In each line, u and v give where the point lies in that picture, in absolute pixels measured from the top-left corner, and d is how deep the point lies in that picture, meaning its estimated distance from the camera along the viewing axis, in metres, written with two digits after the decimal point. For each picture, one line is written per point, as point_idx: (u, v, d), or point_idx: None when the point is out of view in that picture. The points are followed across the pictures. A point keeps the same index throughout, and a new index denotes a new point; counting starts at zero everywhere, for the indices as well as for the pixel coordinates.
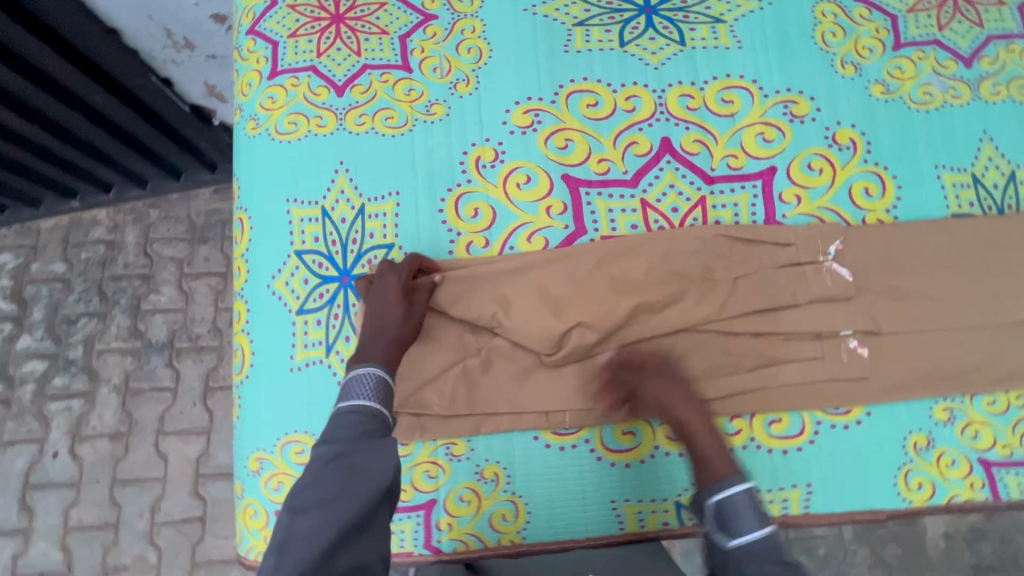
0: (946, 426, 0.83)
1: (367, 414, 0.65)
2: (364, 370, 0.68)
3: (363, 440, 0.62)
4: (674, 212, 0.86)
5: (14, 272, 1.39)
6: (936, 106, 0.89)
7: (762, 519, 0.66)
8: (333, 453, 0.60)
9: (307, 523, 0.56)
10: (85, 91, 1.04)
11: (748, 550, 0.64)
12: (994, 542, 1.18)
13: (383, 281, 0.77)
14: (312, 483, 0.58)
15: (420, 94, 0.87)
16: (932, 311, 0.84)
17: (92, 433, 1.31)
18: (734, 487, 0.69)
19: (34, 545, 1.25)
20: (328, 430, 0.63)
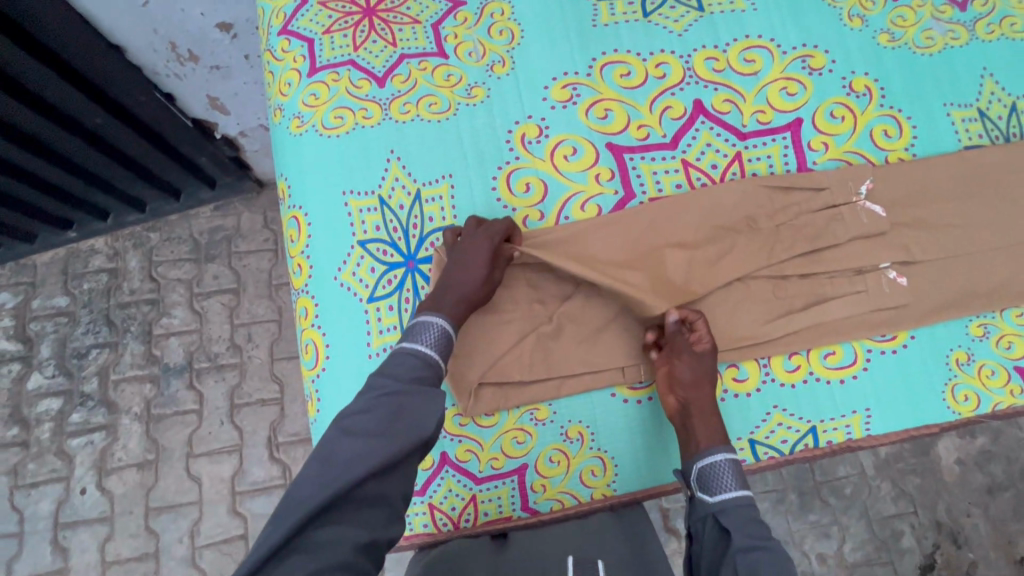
0: (982, 340, 0.86)
1: (426, 362, 0.69)
2: (433, 319, 0.72)
3: (417, 385, 0.66)
4: (713, 168, 0.88)
5: (140, 270, 1.69)
6: (939, 49, 0.93)
7: (742, 483, 0.71)
8: (390, 386, 0.64)
9: (352, 444, 0.59)
10: (89, 114, 1.27)
11: (726, 510, 0.69)
12: (1002, 461, 1.45)
13: (472, 239, 0.77)
14: (367, 408, 0.63)
15: (459, 78, 0.88)
16: (956, 238, 0.87)
17: (118, 464, 1.57)
18: (719, 454, 0.72)
19: (113, 551, 1.51)
20: (389, 363, 0.68)
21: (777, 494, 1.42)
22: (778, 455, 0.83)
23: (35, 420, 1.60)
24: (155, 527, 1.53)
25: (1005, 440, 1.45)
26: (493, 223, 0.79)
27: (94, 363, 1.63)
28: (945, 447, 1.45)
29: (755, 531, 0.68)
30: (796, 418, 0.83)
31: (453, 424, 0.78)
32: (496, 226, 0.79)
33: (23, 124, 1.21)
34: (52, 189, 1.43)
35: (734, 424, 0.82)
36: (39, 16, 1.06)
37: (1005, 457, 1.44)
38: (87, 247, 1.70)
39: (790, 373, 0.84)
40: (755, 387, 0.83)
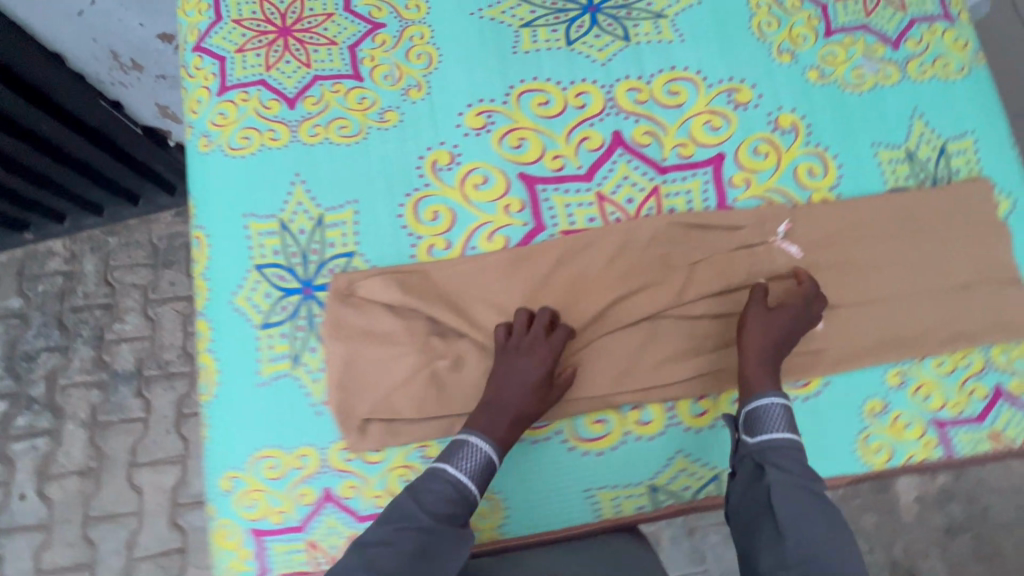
0: (899, 390, 0.83)
1: (461, 494, 0.69)
2: (479, 444, 0.72)
3: (447, 523, 0.67)
4: (629, 203, 0.86)
5: (97, 274, 1.66)
6: (870, 88, 0.91)
7: (789, 428, 0.72)
8: (421, 523, 0.66)
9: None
10: (36, 123, 1.22)
11: (767, 449, 0.71)
12: (964, 502, 1.38)
13: (526, 345, 0.76)
14: (389, 541, 0.65)
15: (372, 102, 0.86)
16: (877, 282, 0.85)
17: (60, 471, 1.54)
18: (774, 398, 0.74)
19: (49, 559, 1.49)
20: (423, 489, 0.69)
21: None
22: (681, 502, 0.80)
23: None
24: (92, 536, 1.50)
25: (967, 480, 1.39)
26: (537, 320, 0.78)
27: (43, 367, 1.61)
28: (904, 484, 1.40)
29: (793, 469, 0.70)
30: (700, 464, 0.80)
31: (338, 459, 0.76)
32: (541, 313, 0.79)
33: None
34: (5, 193, 1.39)
35: (634, 469, 0.79)
36: None
37: (966, 497, 1.39)
38: (44, 249, 1.68)
39: (698, 417, 0.81)
40: (659, 430, 0.80)
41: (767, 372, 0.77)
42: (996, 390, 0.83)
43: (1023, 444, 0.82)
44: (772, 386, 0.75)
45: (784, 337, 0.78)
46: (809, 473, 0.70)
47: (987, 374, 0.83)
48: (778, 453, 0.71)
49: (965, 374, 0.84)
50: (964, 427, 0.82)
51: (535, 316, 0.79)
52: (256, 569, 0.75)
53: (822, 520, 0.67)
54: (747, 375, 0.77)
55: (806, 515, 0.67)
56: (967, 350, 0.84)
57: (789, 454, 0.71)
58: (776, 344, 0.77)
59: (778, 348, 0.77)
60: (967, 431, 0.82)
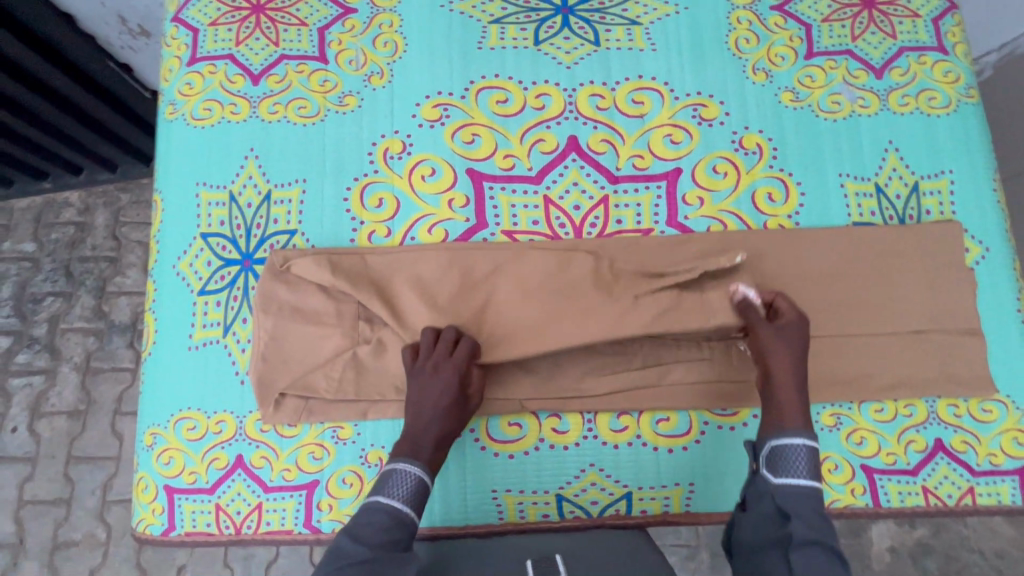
0: (832, 431, 0.80)
1: (399, 520, 0.68)
2: (406, 469, 0.71)
3: (388, 549, 0.66)
4: (576, 209, 0.85)
5: (107, 227, 1.74)
6: (845, 115, 0.87)
7: (814, 474, 0.69)
8: (362, 555, 0.64)
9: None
10: (48, 76, 1.27)
11: (784, 491, 0.68)
12: (940, 558, 1.30)
13: (431, 368, 0.74)
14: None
15: (334, 85, 0.87)
16: (827, 318, 0.82)
17: (51, 409, 1.62)
18: (797, 438, 0.70)
19: (32, 492, 1.57)
20: (359, 524, 0.67)
21: (689, 550, 1.26)
22: (586, 516, 0.79)
23: None
24: (72, 475, 1.57)
25: (947, 535, 1.30)
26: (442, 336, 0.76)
27: (47, 310, 1.68)
28: (879, 531, 1.32)
29: (811, 519, 0.66)
30: (612, 481, 0.79)
31: (253, 429, 0.78)
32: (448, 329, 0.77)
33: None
34: (19, 139, 1.43)
35: (543, 476, 0.78)
36: None
37: (944, 554, 1.30)
38: (61, 199, 1.76)
39: (615, 433, 0.80)
40: (574, 441, 0.79)
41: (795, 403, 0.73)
42: (935, 444, 0.80)
43: (955, 502, 0.78)
44: (802, 421, 0.72)
45: (799, 362, 0.75)
46: (829, 526, 0.65)
47: (928, 427, 0.80)
48: (794, 498, 0.68)
49: (905, 423, 0.80)
50: (895, 478, 0.79)
51: (441, 335, 0.76)
52: (166, 524, 0.78)
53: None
54: (780, 406, 0.73)
55: (816, 569, 0.62)
56: (909, 399, 0.80)
57: (808, 502, 0.67)
58: (796, 369, 0.74)
59: (797, 373, 0.74)
60: (898, 482, 0.79)
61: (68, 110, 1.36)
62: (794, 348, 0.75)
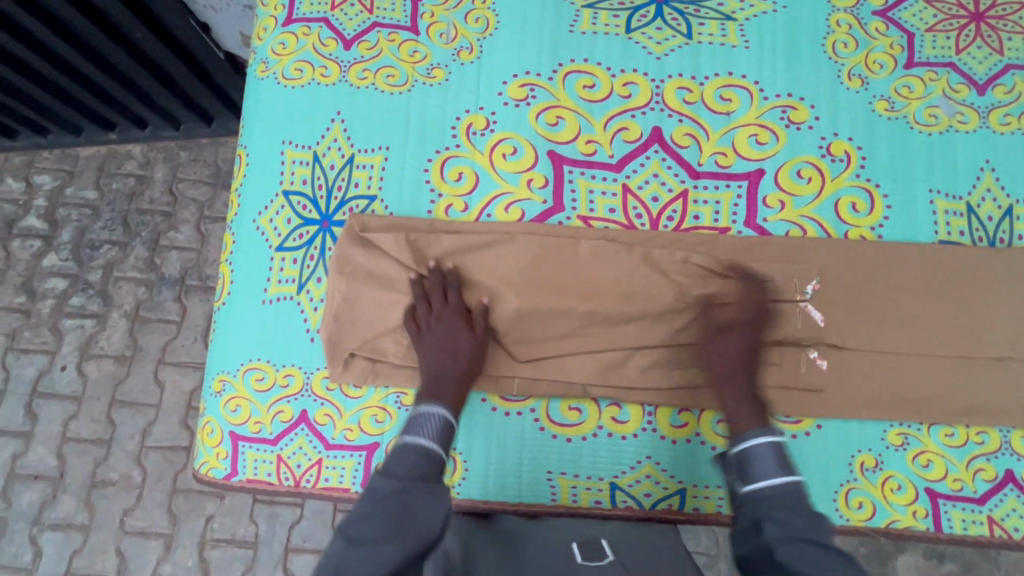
0: (897, 450, 0.78)
1: (430, 456, 0.66)
2: (433, 410, 0.70)
3: (421, 481, 0.63)
4: (654, 201, 0.84)
5: (165, 181, 1.78)
6: (941, 130, 0.85)
7: (784, 470, 0.67)
8: (394, 487, 0.61)
9: (361, 556, 0.55)
10: (130, 28, 1.33)
11: (761, 494, 0.65)
12: None
13: (437, 318, 0.77)
14: (369, 514, 0.59)
15: (423, 56, 0.88)
16: (902, 335, 0.80)
17: (99, 352, 1.67)
18: (755, 437, 0.70)
19: (74, 429, 1.62)
20: (388, 463, 0.64)
21: (708, 558, 1.22)
22: (638, 507, 0.79)
23: (41, 294, 1.72)
24: (114, 418, 1.63)
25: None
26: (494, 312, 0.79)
27: (103, 257, 1.74)
28: (906, 563, 1.28)
29: (794, 516, 0.63)
30: (667, 475, 0.79)
31: (320, 386, 0.80)
32: (430, 279, 0.79)
33: (70, 23, 1.28)
34: (94, 88, 1.50)
35: (599, 463, 0.79)
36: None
37: None
38: (124, 151, 1.81)
39: (675, 428, 0.80)
40: (634, 432, 0.79)
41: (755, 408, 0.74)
42: (1005, 474, 0.78)
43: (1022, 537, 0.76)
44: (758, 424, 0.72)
45: (744, 370, 0.77)
46: (812, 521, 0.62)
47: (999, 456, 0.78)
48: (774, 499, 0.65)
49: (975, 450, 0.78)
50: (960, 505, 0.77)
51: (423, 285, 0.78)
52: (228, 469, 0.80)
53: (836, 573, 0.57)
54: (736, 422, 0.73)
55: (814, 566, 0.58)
56: (983, 426, 0.78)
57: (785, 501, 0.64)
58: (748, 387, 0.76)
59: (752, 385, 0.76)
60: (962, 509, 0.77)
61: (138, 59, 1.40)
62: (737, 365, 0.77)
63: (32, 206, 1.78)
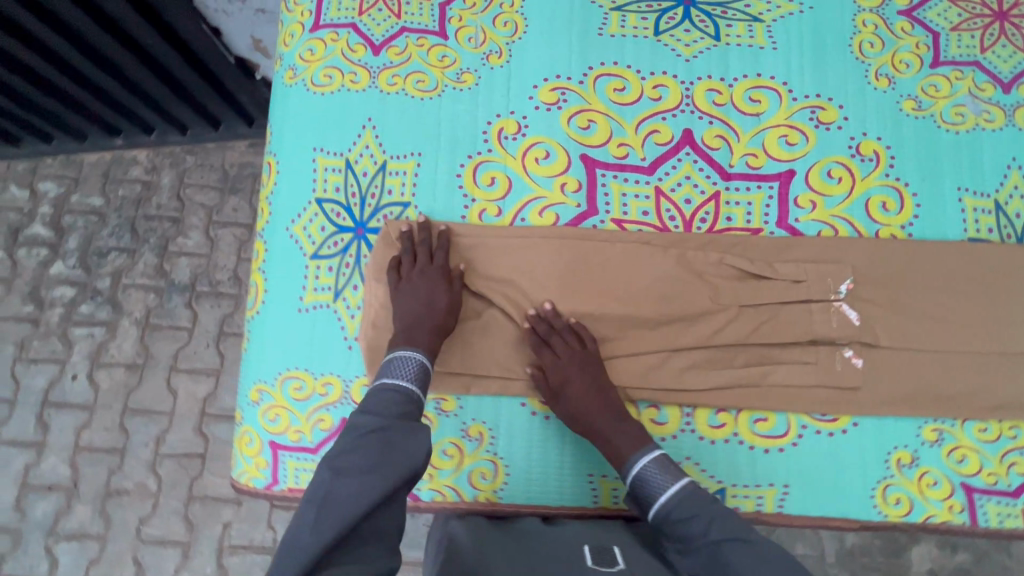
0: (933, 446, 0.79)
1: (408, 397, 0.69)
2: (412, 354, 0.72)
3: (402, 420, 0.66)
4: (686, 203, 0.85)
5: (172, 185, 1.75)
6: (968, 128, 0.86)
7: (672, 480, 0.71)
8: (375, 425, 0.65)
9: (346, 486, 0.60)
10: (142, 36, 1.32)
11: (665, 518, 0.70)
12: None
13: (419, 273, 0.78)
14: (354, 447, 0.63)
15: (453, 61, 0.88)
16: (936, 332, 0.80)
17: (110, 360, 1.64)
18: (640, 460, 0.72)
19: (86, 440, 1.59)
20: (368, 401, 0.68)
21: None
22: None
23: (49, 303, 1.68)
24: (127, 426, 1.60)
25: (988, 565, 1.29)
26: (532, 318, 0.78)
27: (111, 265, 1.70)
28: (919, 553, 1.30)
29: (698, 525, 0.68)
30: (707, 476, 0.80)
31: (359, 395, 0.80)
32: (420, 235, 0.81)
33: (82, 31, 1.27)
34: (102, 95, 1.48)
35: None
36: None
37: None
38: (130, 157, 1.77)
39: (713, 429, 0.81)
40: (672, 433, 0.81)
41: (625, 427, 0.75)
42: None
43: None
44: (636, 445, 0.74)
45: (599, 394, 0.76)
46: (711, 519, 0.68)
47: None
48: (670, 521, 0.69)
49: (1007, 444, 0.80)
50: (994, 498, 0.79)
51: (411, 238, 0.80)
52: (269, 478, 0.80)
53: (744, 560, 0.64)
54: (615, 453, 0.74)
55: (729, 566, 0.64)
56: (1016, 421, 0.80)
57: (680, 515, 0.69)
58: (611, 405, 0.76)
59: (611, 407, 0.76)
60: (997, 502, 0.78)
61: (149, 66, 1.39)
62: (596, 391, 0.76)
63: (36, 215, 1.73)
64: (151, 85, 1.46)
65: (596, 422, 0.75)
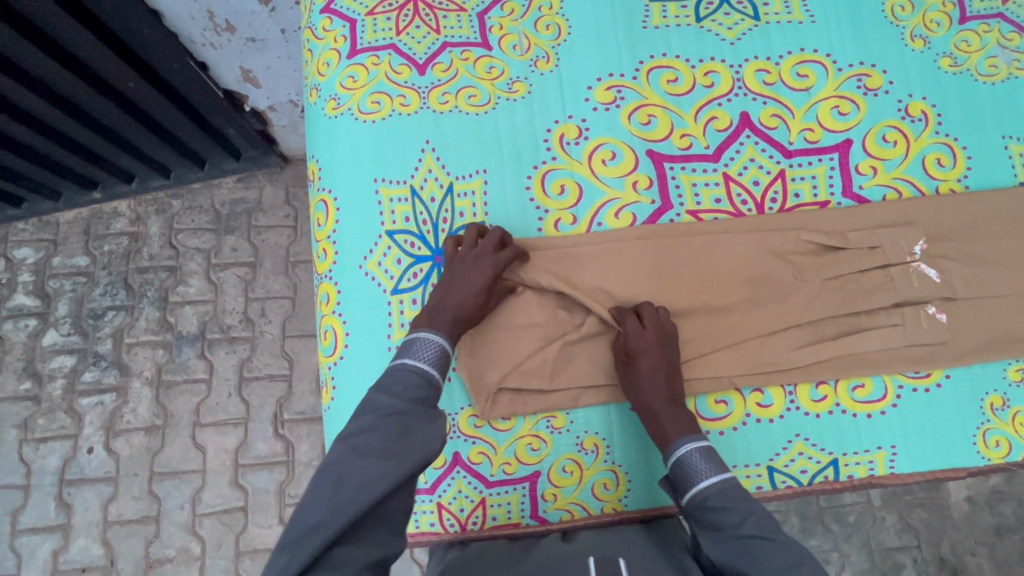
0: (1020, 386, 0.83)
1: (427, 381, 0.67)
2: (433, 337, 0.70)
3: (420, 405, 0.64)
4: (755, 185, 0.85)
5: (164, 222, 1.53)
6: (1003, 78, 0.90)
7: (716, 468, 0.69)
8: (393, 407, 0.62)
9: (357, 466, 0.57)
10: (119, 77, 1.13)
11: (700, 504, 0.68)
12: (1015, 503, 1.35)
13: (472, 258, 0.76)
14: (369, 428, 0.60)
15: (501, 71, 0.85)
16: (1007, 277, 0.83)
17: (126, 426, 1.43)
18: (689, 445, 0.71)
19: (114, 520, 1.39)
20: (388, 381, 0.66)
21: (780, 515, 1.33)
22: (797, 485, 0.81)
23: (47, 376, 1.45)
24: (157, 491, 1.40)
25: (1020, 482, 1.36)
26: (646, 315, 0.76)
27: (110, 325, 1.48)
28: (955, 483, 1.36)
29: (730, 514, 0.66)
30: (818, 449, 0.81)
31: (468, 425, 0.77)
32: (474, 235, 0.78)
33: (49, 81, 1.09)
34: (77, 147, 1.28)
35: (753, 450, 0.80)
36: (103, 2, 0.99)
37: (1017, 498, 1.35)
38: (110, 210, 1.53)
39: (816, 402, 0.82)
40: (779, 414, 0.81)
41: (678, 411, 0.74)
42: None
43: None
44: (687, 430, 0.73)
45: (668, 380, 0.75)
46: (744, 513, 0.65)
47: None
48: (705, 507, 0.68)
49: None
50: None
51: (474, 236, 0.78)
52: None
53: (767, 557, 0.62)
54: (660, 435, 0.73)
55: (753, 561, 0.62)
56: None
57: (717, 503, 0.67)
58: (668, 390, 0.74)
59: (674, 395, 0.74)
60: None
61: (129, 111, 1.20)
62: (662, 376, 0.74)
63: (16, 283, 1.50)
64: (129, 132, 1.27)
65: (654, 404, 0.74)
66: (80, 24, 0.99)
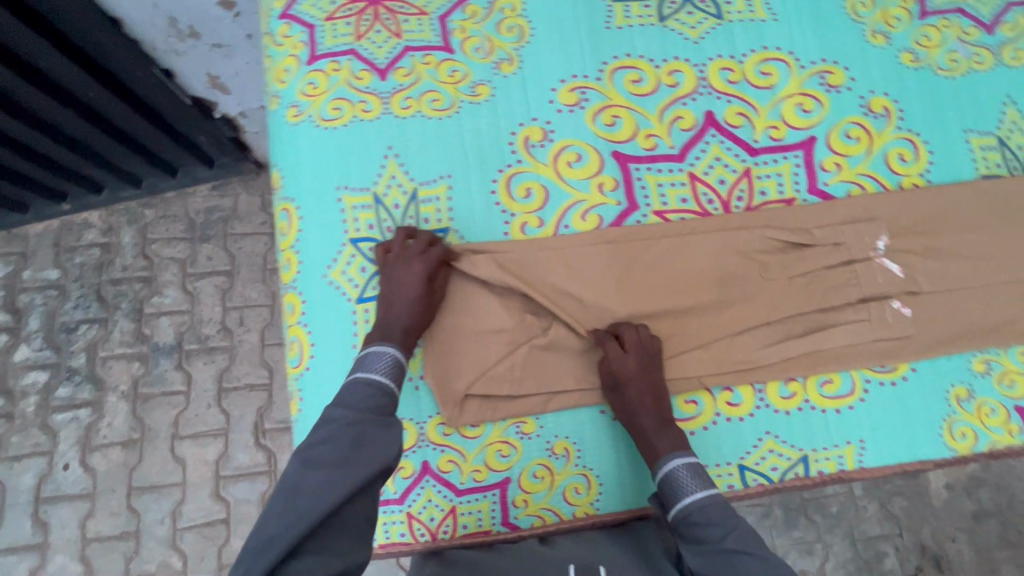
0: (984, 376, 0.84)
1: (382, 391, 0.66)
2: (386, 348, 0.70)
3: (374, 415, 0.64)
4: (721, 184, 0.85)
5: (137, 232, 1.50)
6: (963, 72, 0.91)
7: (703, 484, 0.69)
8: (346, 418, 0.62)
9: (315, 475, 0.57)
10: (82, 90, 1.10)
11: (685, 519, 0.68)
12: (992, 488, 1.37)
13: (403, 261, 0.75)
14: (329, 439, 0.60)
15: (463, 75, 0.84)
16: (971, 269, 0.84)
17: (103, 442, 1.40)
18: (677, 460, 0.71)
19: (93, 537, 1.36)
20: (342, 395, 0.65)
21: (764, 508, 1.34)
22: (768, 482, 0.81)
23: (19, 393, 1.42)
24: (137, 506, 1.37)
25: (997, 467, 1.38)
26: (626, 339, 0.76)
27: (83, 339, 1.45)
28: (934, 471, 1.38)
29: (714, 531, 0.66)
30: (788, 446, 0.81)
31: (436, 434, 0.77)
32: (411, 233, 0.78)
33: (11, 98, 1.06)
34: (44, 162, 1.24)
35: (723, 449, 0.80)
36: (60, 12, 0.96)
37: (994, 484, 1.37)
38: (80, 221, 1.50)
39: (785, 399, 0.82)
40: (748, 412, 0.81)
41: (667, 431, 0.74)
42: None
43: None
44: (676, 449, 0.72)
45: (656, 402, 0.75)
46: (728, 529, 0.66)
47: None
48: (689, 522, 0.67)
49: None
50: None
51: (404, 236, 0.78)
52: None
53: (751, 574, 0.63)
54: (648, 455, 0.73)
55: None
56: None
57: (701, 519, 0.67)
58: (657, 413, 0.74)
59: (664, 415, 0.74)
60: None
61: (98, 123, 1.17)
62: (648, 398, 0.74)
63: None
64: (97, 144, 1.24)
65: (642, 424, 0.74)
66: (40, 38, 0.96)
